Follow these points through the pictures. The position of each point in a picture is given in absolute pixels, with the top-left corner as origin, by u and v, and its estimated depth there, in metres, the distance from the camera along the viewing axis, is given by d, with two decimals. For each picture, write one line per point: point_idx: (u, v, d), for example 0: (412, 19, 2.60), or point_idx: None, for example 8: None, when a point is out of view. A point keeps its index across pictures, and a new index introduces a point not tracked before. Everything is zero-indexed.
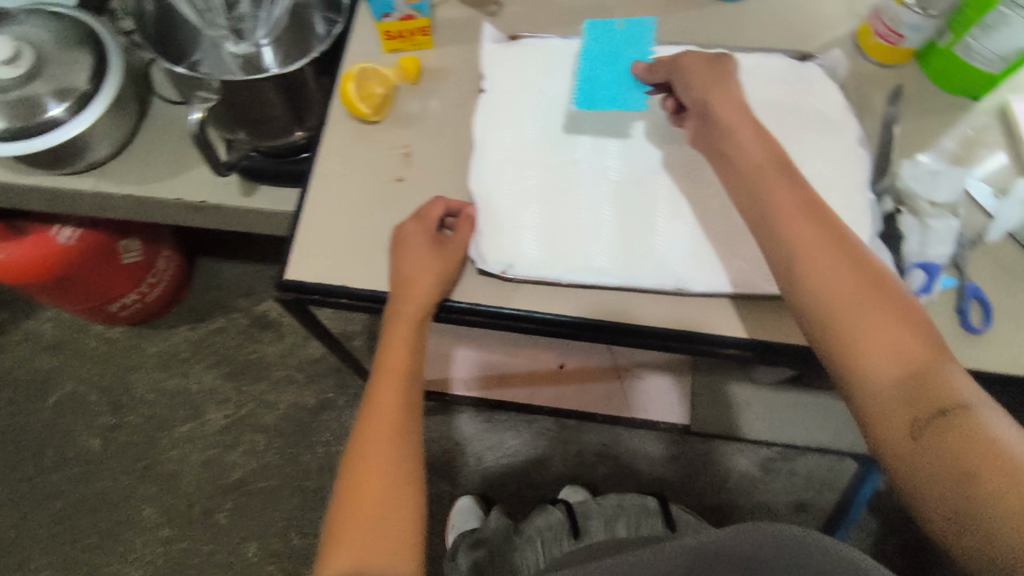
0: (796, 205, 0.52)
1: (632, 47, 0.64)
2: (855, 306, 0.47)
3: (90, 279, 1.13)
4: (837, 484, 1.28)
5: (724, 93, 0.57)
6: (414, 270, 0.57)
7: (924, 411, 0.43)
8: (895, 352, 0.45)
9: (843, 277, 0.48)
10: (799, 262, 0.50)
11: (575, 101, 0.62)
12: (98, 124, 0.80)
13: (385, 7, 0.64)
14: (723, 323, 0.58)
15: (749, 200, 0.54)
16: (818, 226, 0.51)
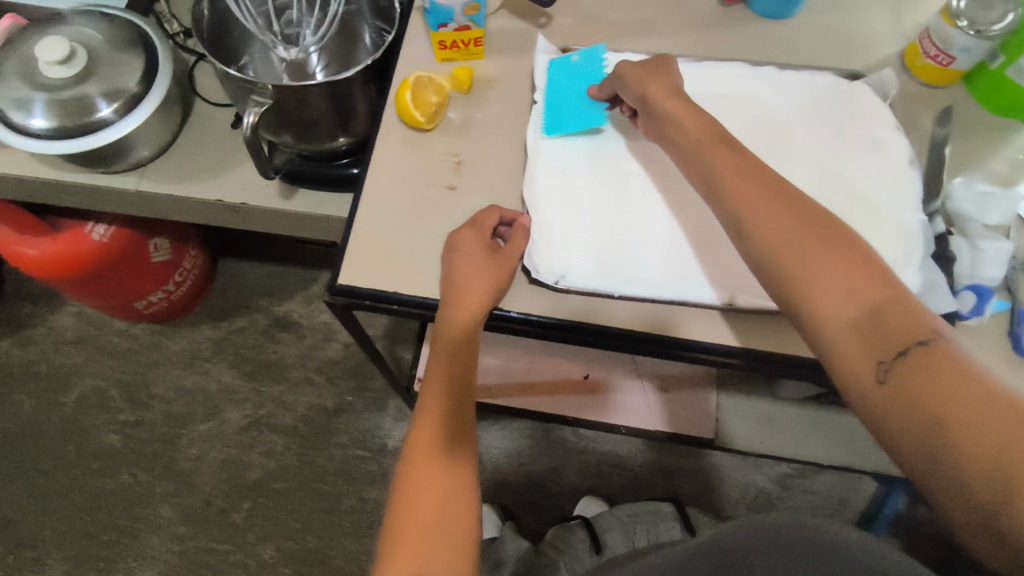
0: (741, 167, 0.54)
1: (587, 66, 0.68)
2: (800, 254, 0.48)
3: (119, 275, 1.13)
4: (856, 503, 1.27)
5: (660, 84, 0.61)
6: (467, 277, 0.56)
7: (887, 352, 0.43)
8: (846, 291, 0.45)
9: (787, 226, 0.49)
10: (745, 219, 0.51)
11: (545, 130, 0.64)
12: (146, 125, 0.81)
13: (442, 18, 0.66)
14: (772, 340, 0.58)
15: (704, 168, 0.56)
16: (760, 183, 0.52)
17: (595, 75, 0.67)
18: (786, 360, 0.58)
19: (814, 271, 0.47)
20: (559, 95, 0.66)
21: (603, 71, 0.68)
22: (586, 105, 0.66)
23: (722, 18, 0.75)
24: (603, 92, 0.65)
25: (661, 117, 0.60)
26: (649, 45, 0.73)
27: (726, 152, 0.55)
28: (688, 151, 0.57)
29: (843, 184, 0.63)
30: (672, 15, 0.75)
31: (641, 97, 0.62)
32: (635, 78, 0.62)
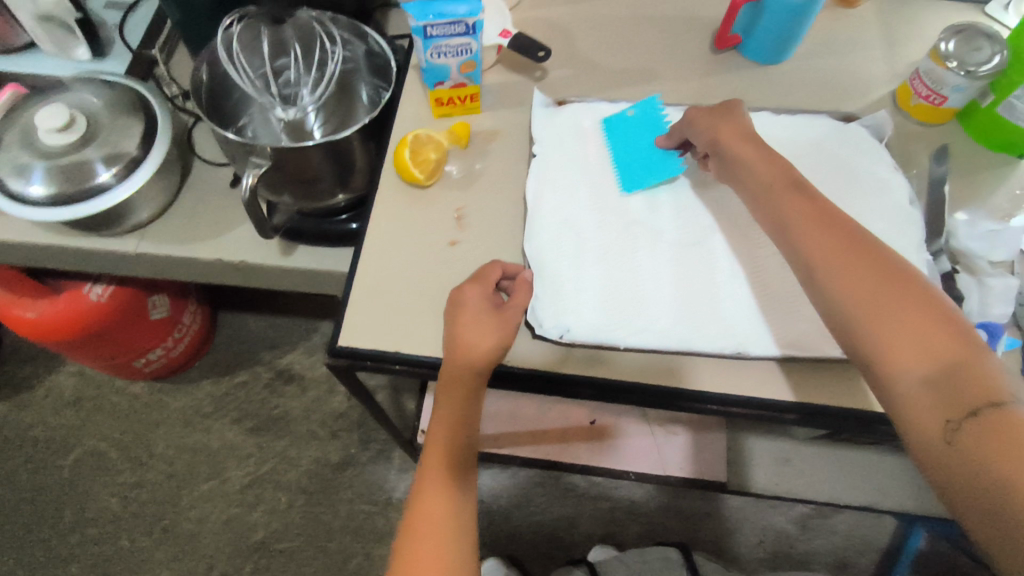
0: (810, 214, 0.54)
1: (645, 120, 0.68)
2: (875, 307, 0.48)
3: (118, 335, 1.12)
4: (878, 544, 1.23)
5: (731, 128, 0.61)
6: (471, 333, 0.54)
7: (957, 412, 0.43)
8: (922, 348, 0.46)
9: (863, 278, 0.50)
10: (819, 269, 0.52)
11: (623, 187, 0.64)
12: (145, 187, 0.81)
13: (438, 76, 0.66)
14: (782, 389, 0.57)
15: (773, 216, 0.56)
16: (833, 230, 0.53)
17: (657, 127, 0.67)
18: (799, 408, 0.56)
19: (889, 325, 0.47)
20: (623, 149, 0.66)
21: (665, 122, 0.68)
22: (656, 156, 0.65)
23: (714, 65, 0.76)
24: (672, 141, 0.65)
25: (736, 162, 0.60)
26: (646, 93, 0.73)
27: (797, 198, 0.55)
28: (760, 197, 0.57)
29: None
30: (665, 62, 0.76)
31: (712, 141, 0.62)
32: (706, 123, 0.62)
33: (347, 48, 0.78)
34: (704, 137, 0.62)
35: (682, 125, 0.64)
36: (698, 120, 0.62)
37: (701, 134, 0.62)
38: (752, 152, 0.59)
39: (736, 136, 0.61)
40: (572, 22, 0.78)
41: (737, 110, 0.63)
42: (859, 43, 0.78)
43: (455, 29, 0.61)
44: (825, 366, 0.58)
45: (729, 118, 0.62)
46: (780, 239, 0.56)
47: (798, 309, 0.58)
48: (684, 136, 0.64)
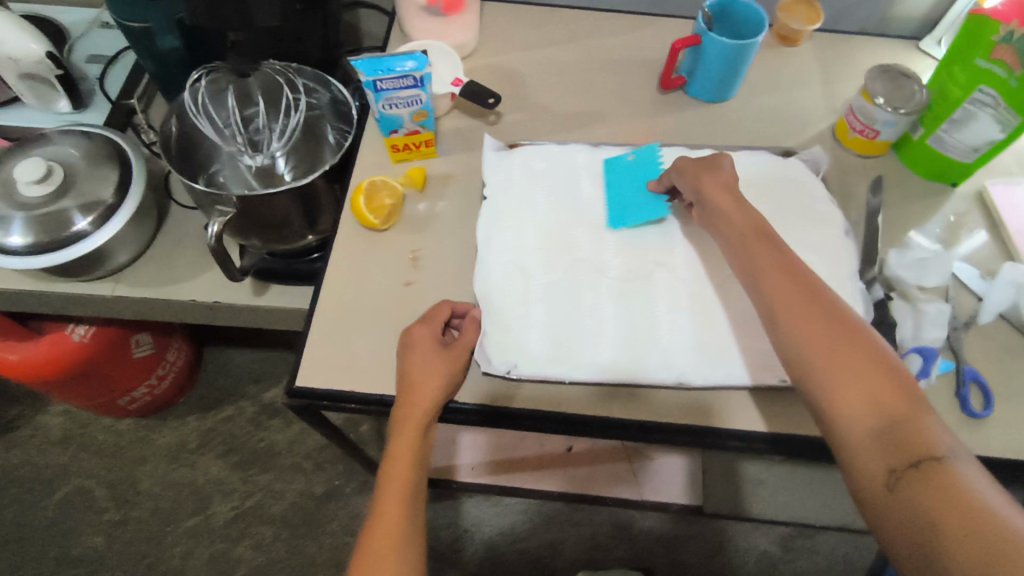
0: (777, 265, 0.55)
1: (642, 164, 0.71)
2: (830, 358, 0.49)
3: (101, 375, 1.14)
4: (861, 563, 1.20)
5: (715, 180, 0.63)
6: (420, 374, 0.58)
7: (898, 462, 0.43)
8: (869, 399, 0.46)
9: (820, 328, 0.50)
10: (780, 316, 0.53)
11: (609, 224, 0.67)
12: (121, 233, 0.84)
13: (393, 125, 0.70)
14: (722, 416, 0.60)
15: (743, 264, 0.58)
16: (795, 281, 0.54)
17: (652, 170, 0.70)
18: (739, 435, 0.59)
19: (841, 375, 0.48)
20: (617, 191, 0.69)
21: (660, 166, 0.70)
22: (646, 200, 0.68)
23: (662, 105, 0.80)
24: (662, 186, 0.67)
25: (714, 211, 0.62)
26: (596, 134, 0.77)
27: (766, 250, 0.57)
28: (731, 245, 0.59)
29: None
30: (614, 105, 0.80)
31: (696, 190, 0.64)
32: (691, 172, 0.64)
33: (312, 95, 0.81)
34: (688, 182, 0.65)
35: (670, 172, 0.66)
36: (686, 169, 0.65)
37: (686, 182, 0.65)
38: (728, 203, 0.61)
39: (716, 186, 0.63)
40: (525, 69, 0.83)
41: (719, 159, 0.65)
42: (800, 82, 0.82)
43: (404, 83, 0.65)
44: (760, 393, 0.61)
45: (714, 167, 0.64)
46: (747, 288, 0.57)
47: (736, 340, 0.61)
48: (673, 182, 0.66)
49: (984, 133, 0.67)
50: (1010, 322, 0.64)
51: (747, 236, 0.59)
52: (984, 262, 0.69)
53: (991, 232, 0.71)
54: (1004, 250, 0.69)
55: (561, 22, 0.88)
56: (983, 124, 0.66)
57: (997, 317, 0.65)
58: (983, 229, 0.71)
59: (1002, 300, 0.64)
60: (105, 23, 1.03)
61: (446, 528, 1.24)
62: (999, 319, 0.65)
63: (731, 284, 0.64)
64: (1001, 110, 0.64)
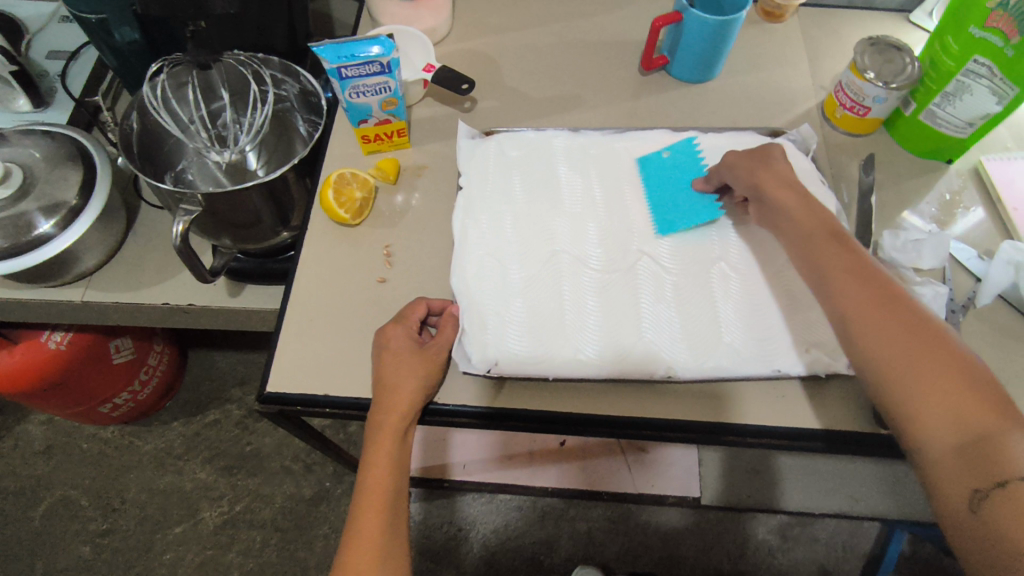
0: (846, 268, 0.53)
1: (681, 163, 0.67)
2: (907, 370, 0.47)
3: (82, 381, 1.10)
4: (861, 549, 1.18)
5: (772, 176, 0.61)
6: (396, 377, 0.55)
7: (984, 481, 0.41)
8: (952, 414, 0.44)
9: (896, 337, 0.48)
10: (852, 324, 0.51)
11: (658, 231, 0.63)
12: (87, 236, 0.80)
13: (362, 115, 0.67)
14: (707, 409, 0.58)
15: (810, 268, 0.56)
16: (868, 285, 0.51)
17: (694, 170, 0.67)
18: (745, 430, 0.57)
19: (921, 389, 0.46)
20: (660, 192, 0.66)
21: (702, 165, 0.67)
22: (693, 199, 0.65)
23: (643, 87, 0.77)
24: (710, 185, 0.65)
25: (775, 210, 0.59)
26: (574, 120, 0.75)
27: (833, 251, 0.55)
28: (799, 245, 0.57)
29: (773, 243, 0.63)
30: (593, 88, 0.77)
31: (752, 185, 0.61)
32: (746, 168, 0.62)
33: (281, 87, 0.77)
34: (744, 178, 0.62)
35: (720, 169, 0.64)
36: (736, 164, 0.62)
37: (740, 178, 0.62)
38: (795, 200, 0.59)
39: (775, 181, 0.60)
40: (500, 54, 0.79)
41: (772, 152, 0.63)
42: (785, 59, 0.80)
43: (370, 69, 0.61)
44: (746, 386, 0.59)
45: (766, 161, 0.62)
46: (817, 293, 0.55)
47: (725, 331, 0.59)
48: (722, 180, 0.64)
49: (978, 106, 0.64)
50: (1009, 303, 0.62)
51: (800, 242, 0.57)
52: (981, 241, 0.66)
53: (988, 209, 0.68)
54: (1002, 228, 0.67)
55: (537, 3, 0.84)
56: (978, 96, 0.63)
57: (996, 298, 0.62)
58: (980, 206, 0.69)
59: (1002, 281, 0.62)
60: (64, 17, 0.98)
61: (440, 527, 1.21)
62: (997, 299, 0.62)
63: (718, 273, 0.62)
64: (997, 81, 0.61)
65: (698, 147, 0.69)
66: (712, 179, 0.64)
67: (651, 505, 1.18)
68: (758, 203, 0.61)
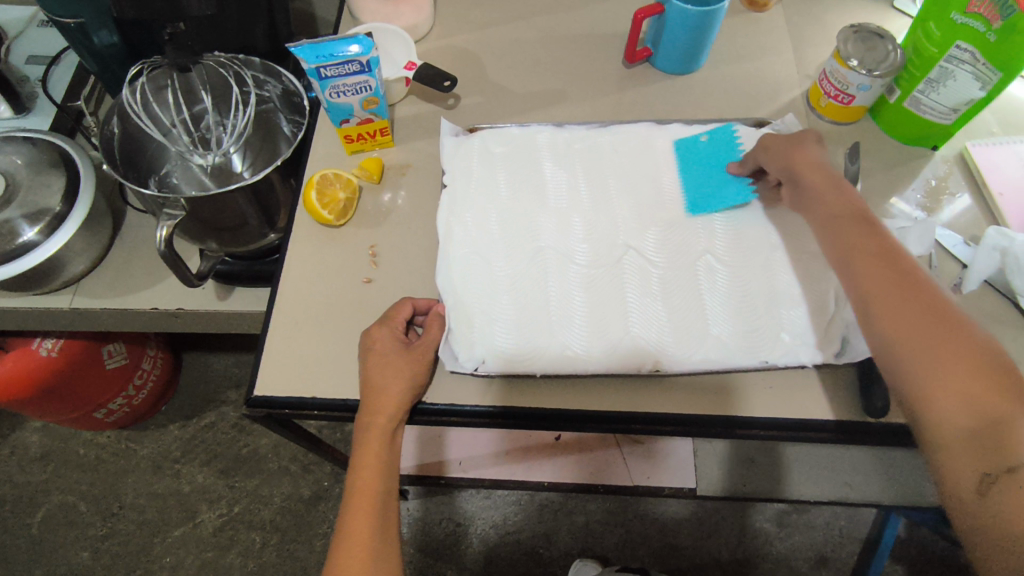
0: (870, 249, 0.53)
1: (717, 146, 0.67)
2: (927, 351, 0.47)
3: (75, 388, 1.09)
4: (858, 534, 1.19)
5: (808, 158, 0.60)
6: (382, 379, 0.55)
7: (993, 466, 0.42)
8: (968, 398, 0.44)
9: (916, 320, 0.48)
10: (875, 304, 0.51)
11: (688, 212, 0.64)
12: (73, 242, 0.79)
13: (344, 115, 0.66)
14: (688, 401, 0.58)
15: (835, 248, 0.55)
16: (892, 267, 0.52)
17: (729, 154, 0.67)
18: (756, 425, 0.57)
19: (939, 370, 0.46)
20: (694, 175, 0.66)
21: (740, 149, 0.67)
22: (727, 184, 0.65)
23: (627, 80, 0.77)
24: (745, 168, 0.64)
25: (809, 191, 0.59)
26: (559, 114, 0.74)
27: (860, 233, 0.54)
28: (824, 225, 0.57)
29: (757, 234, 0.63)
30: (578, 81, 0.77)
31: (786, 167, 0.60)
32: (780, 151, 0.61)
33: (263, 88, 0.77)
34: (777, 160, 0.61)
35: (756, 152, 0.63)
36: (772, 146, 0.62)
37: (774, 160, 0.61)
38: (824, 181, 0.58)
39: (811, 162, 0.59)
40: (482, 49, 0.79)
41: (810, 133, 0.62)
42: (770, 48, 0.79)
43: (351, 68, 0.61)
44: (725, 380, 0.59)
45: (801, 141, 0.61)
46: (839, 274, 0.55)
47: (712, 323, 0.59)
48: (757, 163, 0.63)
49: (961, 92, 0.64)
50: (995, 288, 0.62)
51: (827, 222, 0.57)
52: (968, 228, 0.66)
53: (975, 196, 0.68)
54: (989, 216, 0.67)
55: None
56: (962, 82, 0.63)
57: (983, 283, 0.62)
58: (966, 192, 0.68)
59: (988, 267, 0.62)
60: (43, 22, 0.97)
61: (439, 523, 1.22)
62: (983, 285, 0.63)
63: (704, 266, 0.62)
64: (979, 66, 0.61)
65: (736, 133, 0.69)
66: (746, 163, 0.64)
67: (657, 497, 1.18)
68: (792, 186, 0.60)
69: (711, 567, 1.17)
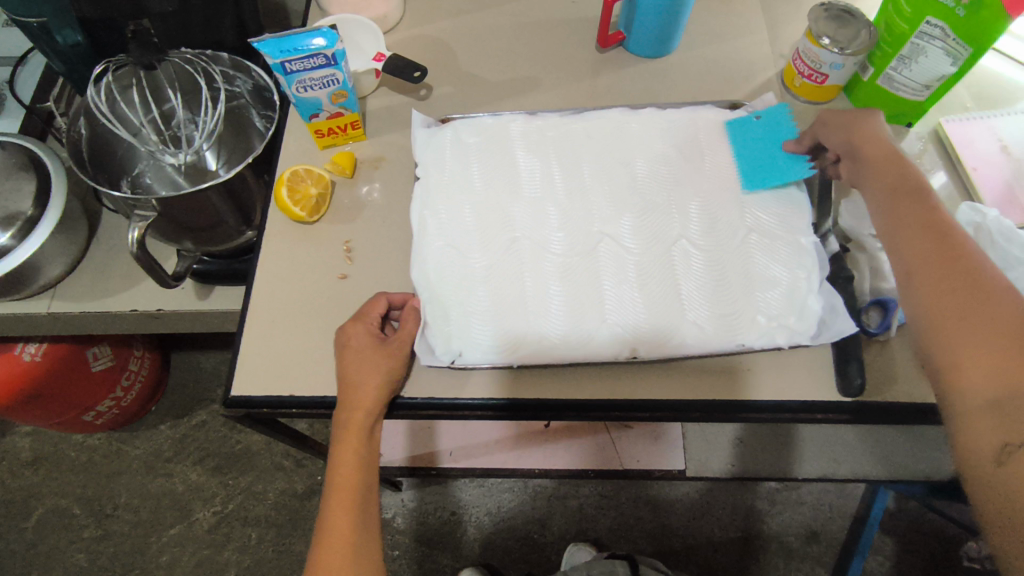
0: (916, 226, 0.54)
1: (771, 125, 0.66)
2: (958, 323, 0.48)
3: (60, 391, 1.08)
4: (849, 509, 1.20)
5: (867, 132, 0.60)
6: (359, 374, 0.56)
7: (1014, 437, 0.43)
8: (995, 368, 0.45)
9: (953, 292, 0.50)
10: (915, 277, 0.52)
11: (745, 188, 0.63)
12: (47, 245, 0.78)
13: (313, 109, 0.66)
14: (659, 385, 0.60)
15: (884, 222, 0.56)
16: (938, 242, 0.53)
17: (785, 132, 0.66)
18: (749, 406, 0.60)
19: (966, 339, 0.47)
20: (750, 153, 0.65)
21: (793, 126, 0.66)
22: (785, 160, 0.64)
23: (601, 65, 0.76)
24: (802, 145, 0.64)
25: (863, 164, 0.59)
26: (532, 102, 0.74)
27: (911, 207, 0.55)
28: (874, 199, 0.58)
29: (733, 217, 0.63)
30: (551, 68, 0.76)
31: (846, 142, 0.61)
32: (840, 125, 0.61)
33: (233, 83, 0.76)
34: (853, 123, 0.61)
35: (815, 129, 0.63)
36: (833, 121, 0.62)
37: (834, 135, 0.61)
38: (880, 155, 0.59)
39: (870, 135, 0.60)
40: (453, 38, 0.78)
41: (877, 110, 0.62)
42: (744, 29, 0.79)
43: (315, 62, 0.60)
44: (694, 365, 0.61)
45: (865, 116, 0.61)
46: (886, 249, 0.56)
47: (689, 309, 0.59)
48: (816, 138, 0.63)
49: (933, 68, 0.64)
50: None
51: (879, 196, 0.57)
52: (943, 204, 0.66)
53: (949, 171, 0.68)
54: (963, 191, 0.67)
55: None
56: (933, 58, 0.63)
57: None
58: (942, 170, 0.68)
59: None
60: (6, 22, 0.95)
61: (434, 513, 1.23)
62: None
63: (680, 250, 0.61)
64: (950, 42, 0.61)
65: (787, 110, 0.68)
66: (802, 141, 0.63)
67: (655, 481, 1.18)
68: (852, 160, 0.61)
69: (703, 546, 1.19)
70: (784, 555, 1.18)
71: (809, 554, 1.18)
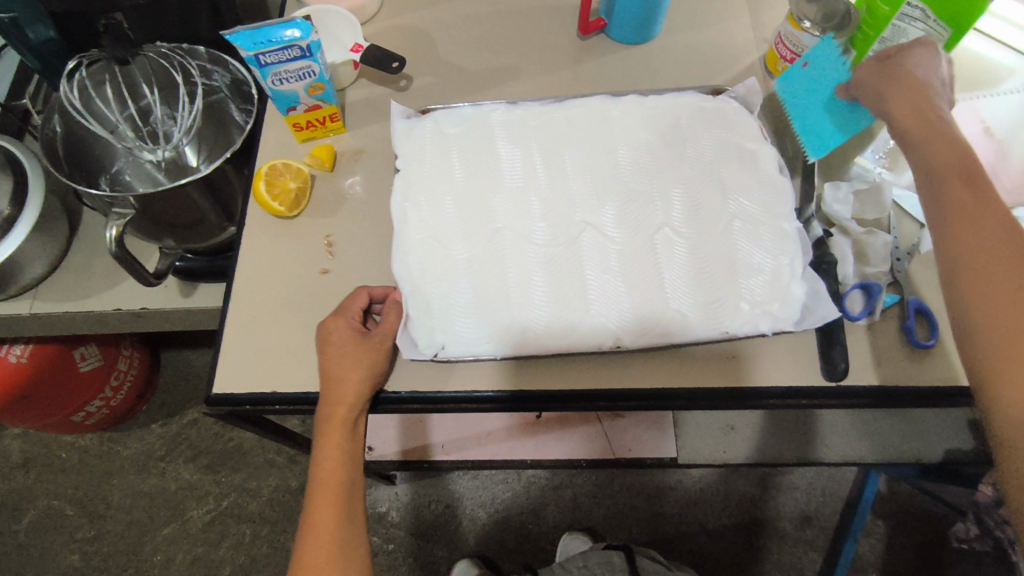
0: (966, 206, 0.50)
1: (821, 74, 0.65)
2: (1012, 317, 0.46)
3: (47, 393, 1.07)
4: (842, 492, 1.21)
5: (909, 105, 0.56)
6: (340, 369, 0.56)
7: None
8: None
9: (1008, 283, 0.47)
10: (959, 262, 0.49)
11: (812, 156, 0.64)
12: (27, 245, 0.77)
13: (289, 102, 0.65)
14: (643, 375, 0.60)
15: (930, 199, 0.53)
16: (991, 225, 0.49)
17: (835, 76, 0.64)
18: (732, 394, 0.60)
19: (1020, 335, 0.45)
20: (810, 115, 0.65)
21: (845, 66, 0.64)
22: (845, 112, 0.63)
23: (582, 53, 0.75)
24: (850, 93, 0.62)
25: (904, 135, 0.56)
26: (513, 91, 0.73)
27: (960, 185, 0.51)
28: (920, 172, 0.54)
29: (718, 204, 0.62)
30: (532, 57, 0.75)
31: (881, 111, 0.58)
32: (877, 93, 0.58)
33: (210, 77, 0.75)
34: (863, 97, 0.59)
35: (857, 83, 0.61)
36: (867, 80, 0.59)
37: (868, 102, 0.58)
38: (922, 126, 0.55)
39: (911, 105, 0.56)
40: (432, 28, 0.77)
41: (907, 76, 0.57)
42: (725, 14, 0.78)
43: (290, 54, 0.59)
44: (676, 354, 0.61)
45: (899, 75, 0.57)
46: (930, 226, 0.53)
47: (672, 297, 0.58)
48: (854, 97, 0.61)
49: None
50: None
51: (926, 171, 0.54)
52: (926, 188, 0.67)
53: None
54: None
55: None
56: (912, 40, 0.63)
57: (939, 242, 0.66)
58: None
59: None
60: None
61: (428, 505, 1.23)
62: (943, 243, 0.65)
63: (663, 239, 0.60)
64: (931, 23, 0.61)
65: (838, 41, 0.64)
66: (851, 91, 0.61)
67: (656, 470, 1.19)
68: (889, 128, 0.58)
69: (697, 532, 1.20)
70: (777, 539, 1.18)
71: (802, 538, 1.18)
